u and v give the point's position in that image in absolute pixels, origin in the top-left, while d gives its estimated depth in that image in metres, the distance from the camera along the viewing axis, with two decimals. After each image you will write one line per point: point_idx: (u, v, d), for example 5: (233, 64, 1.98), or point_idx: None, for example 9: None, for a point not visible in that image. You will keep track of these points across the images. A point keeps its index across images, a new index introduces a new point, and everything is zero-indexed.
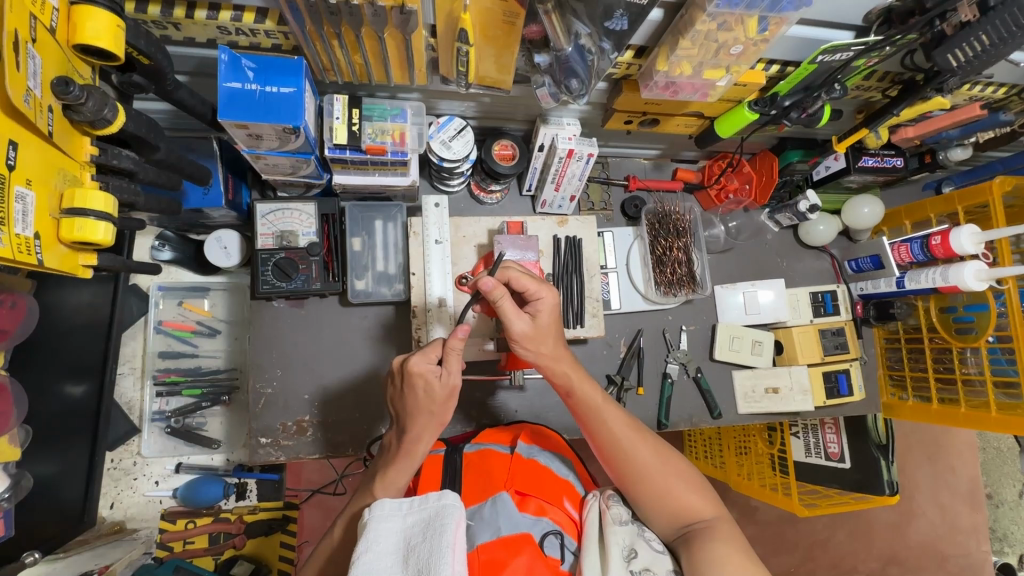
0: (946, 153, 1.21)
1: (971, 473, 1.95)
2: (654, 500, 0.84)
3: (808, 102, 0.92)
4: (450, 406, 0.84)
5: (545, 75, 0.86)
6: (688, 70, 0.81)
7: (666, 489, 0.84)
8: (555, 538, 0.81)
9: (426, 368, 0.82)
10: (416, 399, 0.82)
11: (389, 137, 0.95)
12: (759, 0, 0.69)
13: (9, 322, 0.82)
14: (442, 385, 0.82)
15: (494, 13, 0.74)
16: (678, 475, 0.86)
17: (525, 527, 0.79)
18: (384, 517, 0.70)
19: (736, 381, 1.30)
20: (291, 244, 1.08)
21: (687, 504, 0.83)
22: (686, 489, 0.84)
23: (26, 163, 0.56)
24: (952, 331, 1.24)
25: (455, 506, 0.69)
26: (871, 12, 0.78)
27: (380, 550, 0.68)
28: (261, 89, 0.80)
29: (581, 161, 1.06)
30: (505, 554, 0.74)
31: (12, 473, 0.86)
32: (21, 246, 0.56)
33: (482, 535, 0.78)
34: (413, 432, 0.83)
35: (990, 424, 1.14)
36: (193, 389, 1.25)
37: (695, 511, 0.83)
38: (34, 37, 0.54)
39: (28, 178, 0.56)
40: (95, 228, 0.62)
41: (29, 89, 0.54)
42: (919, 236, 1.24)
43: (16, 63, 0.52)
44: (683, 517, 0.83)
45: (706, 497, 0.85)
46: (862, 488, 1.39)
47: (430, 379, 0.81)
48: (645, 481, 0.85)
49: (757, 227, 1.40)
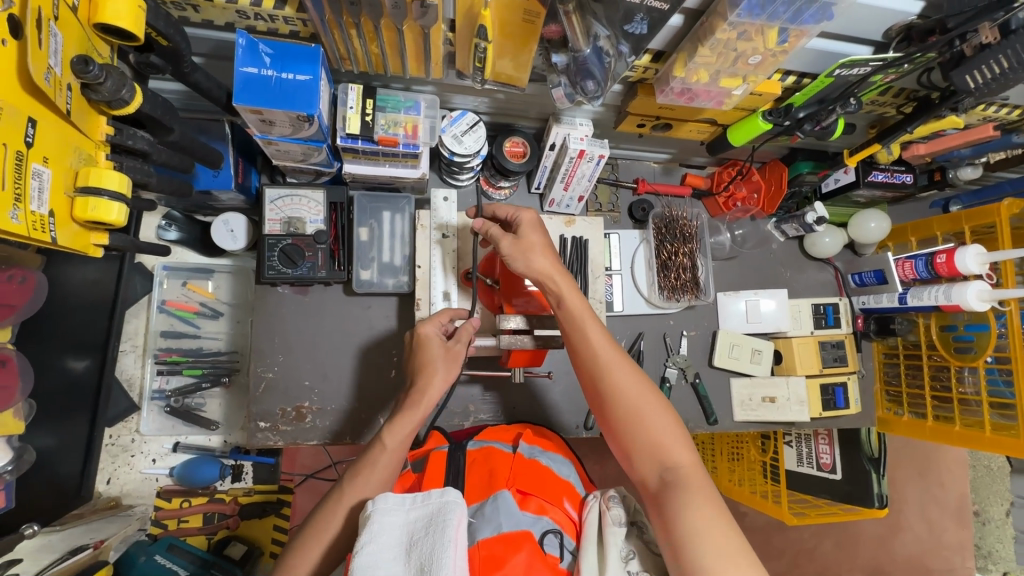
0: (955, 171, 1.23)
1: (961, 489, 1.96)
2: (631, 437, 0.82)
3: (822, 115, 0.92)
4: (454, 364, 0.97)
5: (561, 75, 0.86)
6: (705, 78, 0.81)
7: (644, 426, 0.82)
8: (555, 537, 0.82)
9: (433, 330, 0.99)
10: (427, 355, 0.97)
11: (401, 129, 0.96)
12: (780, 13, 0.69)
13: (15, 298, 0.83)
14: (444, 347, 0.98)
15: (515, 10, 0.74)
16: (659, 413, 0.83)
17: (526, 524, 0.80)
18: (388, 511, 0.72)
19: (733, 388, 1.31)
20: (299, 230, 1.08)
21: (662, 446, 0.80)
22: (665, 429, 0.81)
23: (45, 141, 0.56)
24: (951, 349, 1.24)
25: (457, 502, 0.71)
26: (891, 28, 0.78)
27: (382, 542, 0.69)
28: (277, 75, 0.80)
29: (592, 162, 1.06)
30: (504, 550, 0.75)
31: (14, 446, 0.88)
32: (36, 223, 0.56)
33: (482, 531, 0.79)
34: (422, 383, 0.94)
35: (984, 444, 1.16)
36: (194, 369, 1.25)
37: (671, 456, 0.79)
38: (56, 14, 0.54)
39: (45, 156, 0.56)
40: (108, 208, 0.62)
41: (50, 67, 0.54)
42: (924, 253, 1.26)
43: (39, 41, 0.52)
44: (657, 459, 0.80)
45: (684, 444, 0.81)
46: (851, 499, 1.42)
47: (436, 339, 0.98)
48: (625, 414, 0.83)
49: (763, 237, 1.40)
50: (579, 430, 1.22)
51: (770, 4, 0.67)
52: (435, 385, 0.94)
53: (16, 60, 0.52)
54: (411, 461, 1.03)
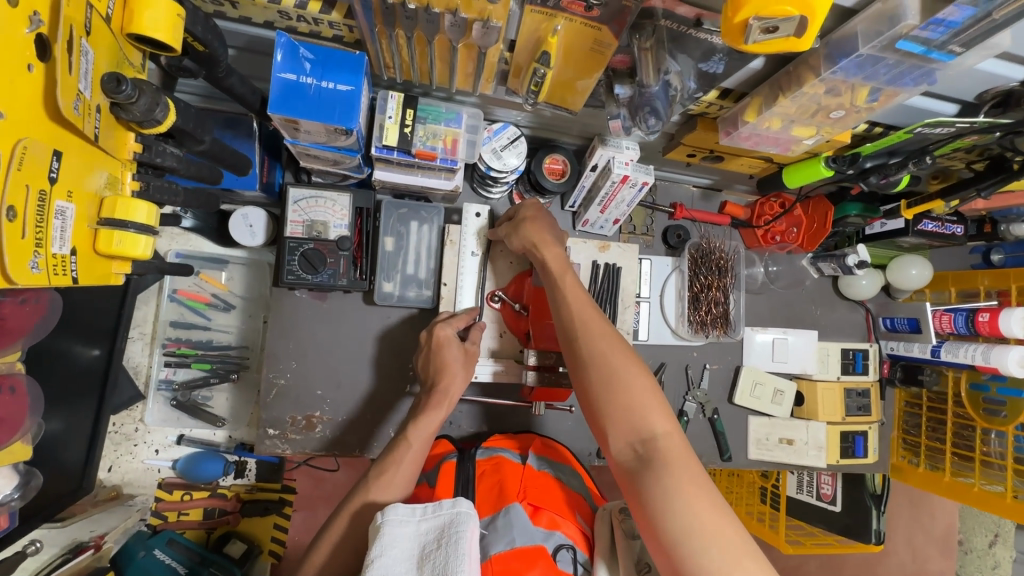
0: (1008, 226, 1.15)
1: (950, 520, 1.76)
2: (603, 405, 0.74)
3: (891, 169, 0.85)
4: (473, 367, 0.97)
5: (622, 108, 0.81)
6: (777, 126, 0.76)
7: (618, 392, 0.74)
8: (567, 552, 0.77)
9: (451, 332, 0.98)
10: (446, 357, 0.95)
11: (440, 142, 0.89)
12: (878, 75, 0.64)
13: (29, 318, 0.75)
14: (462, 350, 0.97)
15: (585, 39, 0.68)
16: (634, 374, 0.75)
17: (539, 538, 0.76)
18: (398, 522, 0.69)
19: (750, 426, 1.28)
20: (321, 235, 1.02)
21: (638, 414, 0.72)
22: (640, 393, 0.73)
23: (67, 175, 0.53)
24: (979, 409, 1.21)
25: (469, 513, 0.68)
26: (987, 91, 0.72)
27: (393, 555, 0.66)
28: (317, 84, 0.74)
29: (634, 188, 0.97)
30: (520, 565, 0.72)
31: (22, 470, 0.83)
32: (58, 266, 0.53)
33: (495, 546, 0.76)
34: (444, 384, 0.92)
35: (1002, 510, 1.13)
36: (203, 363, 1.22)
37: (647, 425, 0.71)
38: (88, 29, 0.52)
39: (68, 190, 0.54)
40: (134, 242, 0.60)
41: (79, 94, 0.51)
42: (965, 308, 1.22)
43: (69, 65, 0.50)
44: (632, 429, 0.72)
45: (661, 408, 0.72)
46: (847, 532, 1.38)
47: (454, 341, 0.97)
48: (600, 379, 0.75)
49: (798, 274, 1.35)
50: (591, 457, 1.21)
51: (872, 66, 0.63)
52: (457, 385, 0.93)
53: (45, 87, 0.49)
54: (426, 473, 0.98)
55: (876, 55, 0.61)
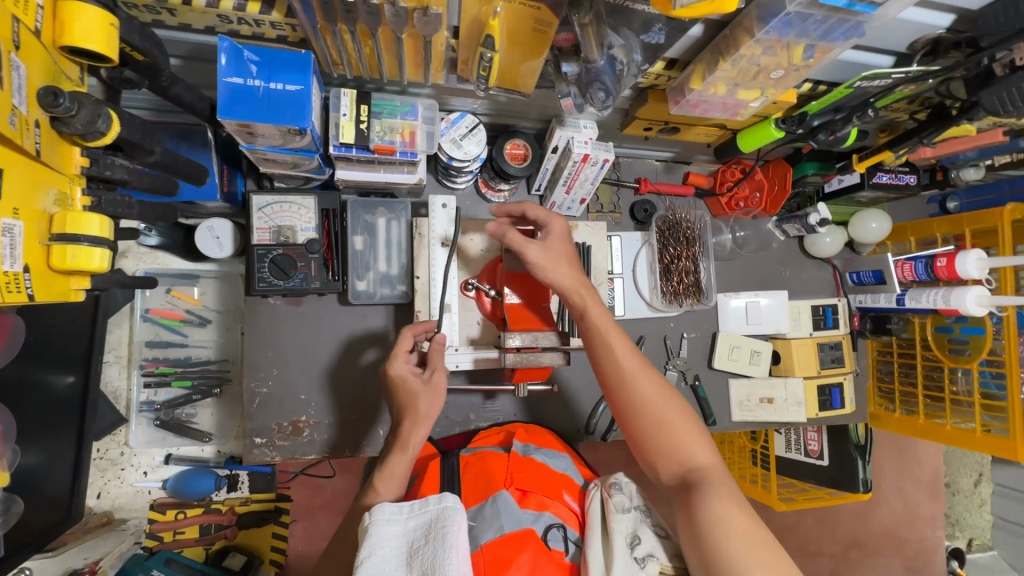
0: (958, 172, 1.19)
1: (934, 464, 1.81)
2: (649, 442, 0.78)
3: (837, 124, 0.86)
4: (438, 396, 0.90)
5: (571, 85, 0.82)
6: (722, 90, 0.78)
7: (664, 430, 0.78)
8: (558, 530, 0.80)
9: (405, 368, 0.91)
10: (403, 396, 0.90)
11: (398, 136, 0.89)
12: (810, 31, 0.67)
13: None
14: (423, 381, 0.90)
15: (525, 20, 0.69)
16: (677, 413, 0.79)
17: (528, 522, 0.78)
18: (387, 521, 0.70)
19: (732, 389, 1.31)
20: (289, 240, 1.01)
21: (683, 446, 0.77)
22: (683, 428, 0.78)
23: (12, 194, 0.54)
24: (945, 350, 1.25)
25: (455, 508, 0.69)
26: (917, 41, 0.76)
27: (383, 555, 0.67)
28: (265, 85, 0.74)
29: (596, 166, 0.99)
30: (508, 551, 0.73)
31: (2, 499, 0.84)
32: (10, 284, 0.54)
33: (485, 534, 0.77)
34: (404, 431, 0.87)
35: (974, 444, 1.18)
36: (184, 380, 1.21)
37: (690, 457, 0.76)
38: (17, 43, 0.52)
39: (14, 208, 0.54)
40: (90, 255, 0.61)
41: (14, 108, 0.51)
42: (924, 255, 1.25)
43: None
44: (678, 461, 0.76)
45: (701, 440, 0.77)
46: (837, 484, 1.41)
47: (410, 378, 0.90)
48: (643, 416, 0.79)
49: (764, 238, 1.38)
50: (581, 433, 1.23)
51: (802, 22, 0.65)
52: (418, 431, 0.87)
53: None
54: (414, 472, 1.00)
55: (803, 11, 0.63)
